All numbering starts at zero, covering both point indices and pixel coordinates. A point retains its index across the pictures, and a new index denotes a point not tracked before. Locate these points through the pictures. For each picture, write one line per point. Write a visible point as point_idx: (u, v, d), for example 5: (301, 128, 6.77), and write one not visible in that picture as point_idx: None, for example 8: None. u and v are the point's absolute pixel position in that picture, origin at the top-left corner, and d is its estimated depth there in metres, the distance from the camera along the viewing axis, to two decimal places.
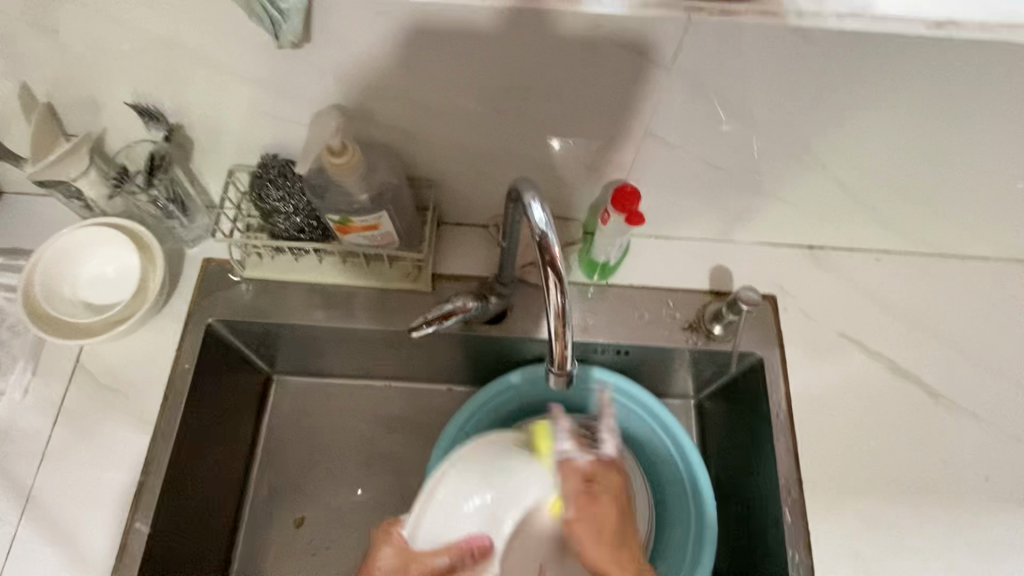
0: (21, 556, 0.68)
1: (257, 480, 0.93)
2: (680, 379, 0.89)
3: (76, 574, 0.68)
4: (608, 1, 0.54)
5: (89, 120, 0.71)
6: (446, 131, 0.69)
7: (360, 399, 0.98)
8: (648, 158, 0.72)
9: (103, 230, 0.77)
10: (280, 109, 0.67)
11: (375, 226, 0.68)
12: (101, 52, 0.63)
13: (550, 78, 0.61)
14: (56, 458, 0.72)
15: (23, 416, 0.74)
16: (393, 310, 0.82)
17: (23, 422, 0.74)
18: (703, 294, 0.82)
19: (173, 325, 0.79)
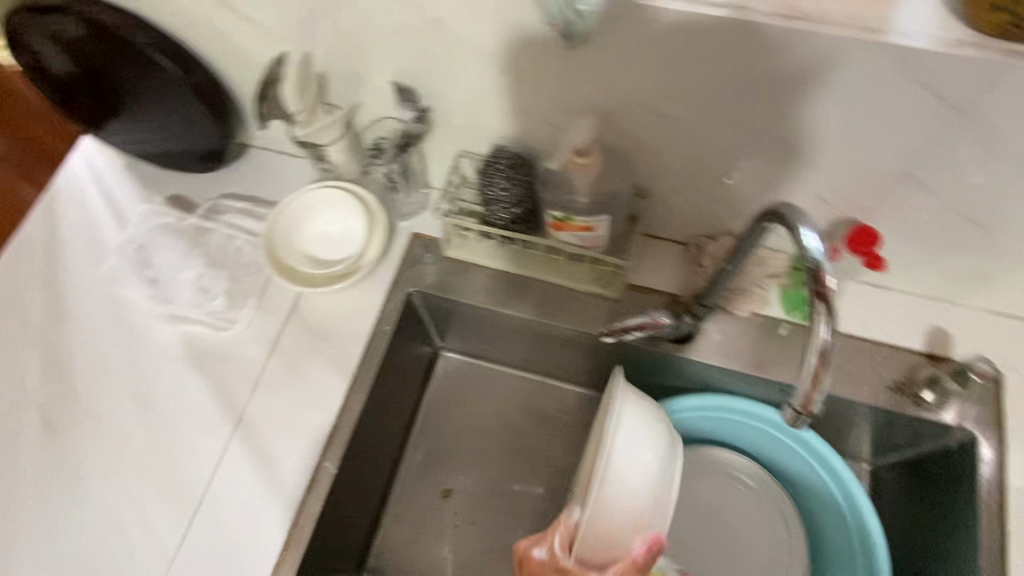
0: (230, 468, 0.77)
1: (413, 446, 0.98)
2: (858, 440, 0.83)
3: (272, 495, 0.75)
4: (915, 36, 0.51)
5: (348, 93, 0.78)
6: (683, 148, 0.68)
7: (517, 389, 1.01)
8: (892, 202, 0.67)
9: (339, 194, 0.85)
10: (526, 105, 0.70)
11: (590, 228, 0.70)
12: (384, 37, 0.68)
13: (816, 107, 0.59)
14: (266, 389, 0.80)
15: (245, 346, 0.83)
16: (580, 312, 0.82)
17: (244, 352, 0.83)
18: (915, 355, 0.75)
19: (378, 289, 0.85)
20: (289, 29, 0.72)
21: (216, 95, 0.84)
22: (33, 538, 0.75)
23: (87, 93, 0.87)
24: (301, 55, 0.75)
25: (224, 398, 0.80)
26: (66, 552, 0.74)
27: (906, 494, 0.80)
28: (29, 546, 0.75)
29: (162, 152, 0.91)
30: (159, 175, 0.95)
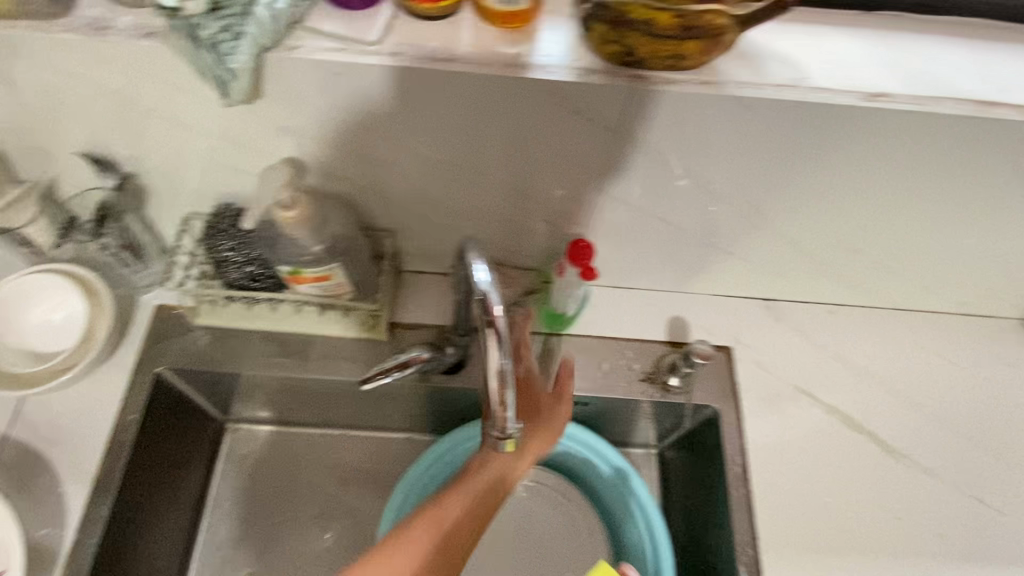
0: None
1: (206, 536, 0.88)
2: (640, 428, 0.89)
3: None
4: (554, 69, 0.56)
5: (41, 169, 0.71)
6: (403, 184, 0.70)
7: (316, 448, 0.95)
8: (603, 212, 0.73)
9: (54, 279, 0.75)
10: (235, 161, 0.68)
11: (326, 277, 0.68)
12: (55, 106, 0.63)
13: (501, 135, 0.62)
14: None
15: None
16: (349, 359, 0.81)
17: None
18: (660, 345, 0.82)
19: (122, 374, 0.77)
20: None
21: None
22: None
23: None
24: None
25: None
26: None
27: (685, 470, 0.87)
28: None
29: None
30: None
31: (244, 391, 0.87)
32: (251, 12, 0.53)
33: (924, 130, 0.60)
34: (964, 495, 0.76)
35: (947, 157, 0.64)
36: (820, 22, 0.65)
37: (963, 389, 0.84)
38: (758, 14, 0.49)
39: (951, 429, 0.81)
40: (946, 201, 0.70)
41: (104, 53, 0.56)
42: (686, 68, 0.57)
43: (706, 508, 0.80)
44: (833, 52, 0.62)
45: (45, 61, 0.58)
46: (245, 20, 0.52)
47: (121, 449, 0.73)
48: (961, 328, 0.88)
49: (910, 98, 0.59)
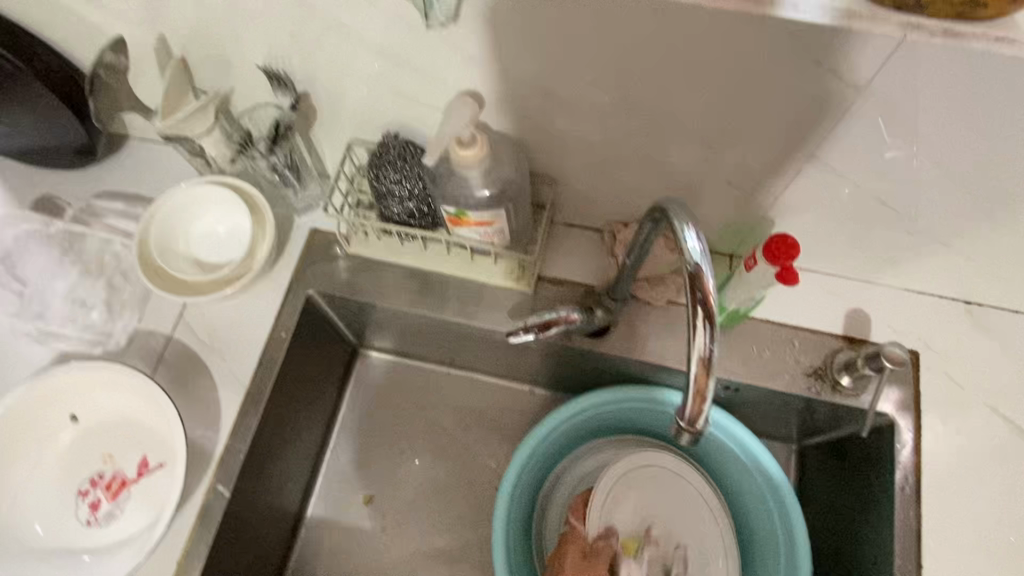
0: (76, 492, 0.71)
1: (333, 452, 0.92)
2: (788, 421, 0.81)
3: (110, 518, 0.70)
4: (808, 6, 0.46)
5: (219, 80, 0.70)
6: (584, 130, 0.63)
7: (440, 385, 0.95)
8: (802, 184, 0.64)
9: (221, 190, 0.77)
10: (407, 88, 0.64)
11: (488, 223, 0.65)
12: (243, 15, 0.60)
13: (714, 83, 0.54)
14: (137, 412, 0.72)
15: (125, 361, 0.75)
16: (492, 308, 0.77)
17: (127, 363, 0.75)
18: (834, 338, 0.73)
19: (274, 293, 0.79)
20: (135, 7, 0.63)
21: (73, 85, 0.75)
22: None
23: None
24: (157, 36, 0.67)
25: (102, 421, 0.73)
26: None
27: (834, 475, 0.78)
28: None
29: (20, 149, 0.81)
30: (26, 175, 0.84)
31: (381, 322, 0.87)
32: None
33: None
34: None
35: None
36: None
37: None
38: None
39: None
40: None
41: None
42: (977, 18, 0.45)
43: (858, 522, 0.72)
44: None
45: None
46: None
47: (270, 366, 0.75)
48: None
49: None
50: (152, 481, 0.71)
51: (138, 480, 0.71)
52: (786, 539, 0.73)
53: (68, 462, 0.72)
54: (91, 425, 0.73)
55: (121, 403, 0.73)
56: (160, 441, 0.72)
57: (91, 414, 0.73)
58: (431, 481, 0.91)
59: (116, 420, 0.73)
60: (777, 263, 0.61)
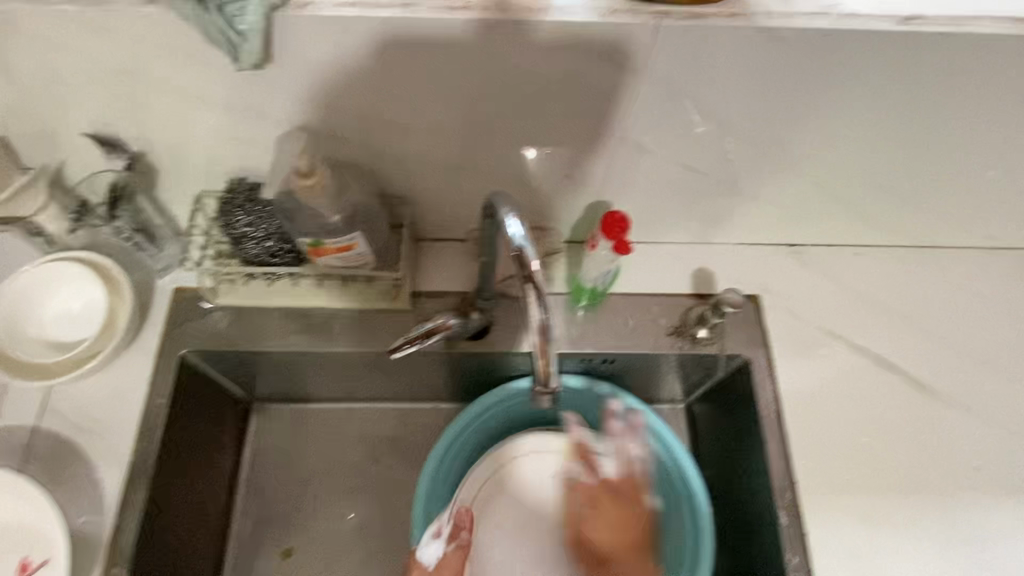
0: None
1: (243, 513, 0.90)
2: (668, 383, 0.88)
3: None
4: (573, 11, 0.54)
5: (46, 153, 0.69)
6: (421, 148, 0.67)
7: (343, 421, 0.95)
8: (624, 165, 0.71)
9: (70, 265, 0.75)
10: (242, 133, 0.66)
11: (349, 247, 0.67)
12: (56, 83, 0.60)
13: (518, 88, 0.60)
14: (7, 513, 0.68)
15: None
16: (373, 331, 0.80)
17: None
18: (686, 298, 0.81)
19: (146, 360, 0.76)
20: None
21: None
22: None
23: None
24: None
25: None
26: None
27: (716, 423, 0.86)
28: None
29: None
30: None
31: (268, 369, 0.86)
32: None
33: (958, 54, 0.58)
34: (998, 428, 0.77)
35: (984, 82, 0.61)
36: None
37: (994, 324, 0.83)
38: None
39: (985, 363, 0.80)
40: (980, 129, 0.68)
41: (99, 24, 0.53)
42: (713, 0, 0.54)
43: (743, 458, 0.79)
44: None
45: (28, 30, 0.54)
46: None
47: (153, 434, 0.73)
48: (987, 263, 0.87)
49: (947, 21, 0.56)
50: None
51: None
52: (688, 500, 0.78)
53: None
54: None
55: None
56: (37, 541, 0.67)
57: None
58: (351, 517, 0.90)
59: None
60: (612, 237, 0.68)
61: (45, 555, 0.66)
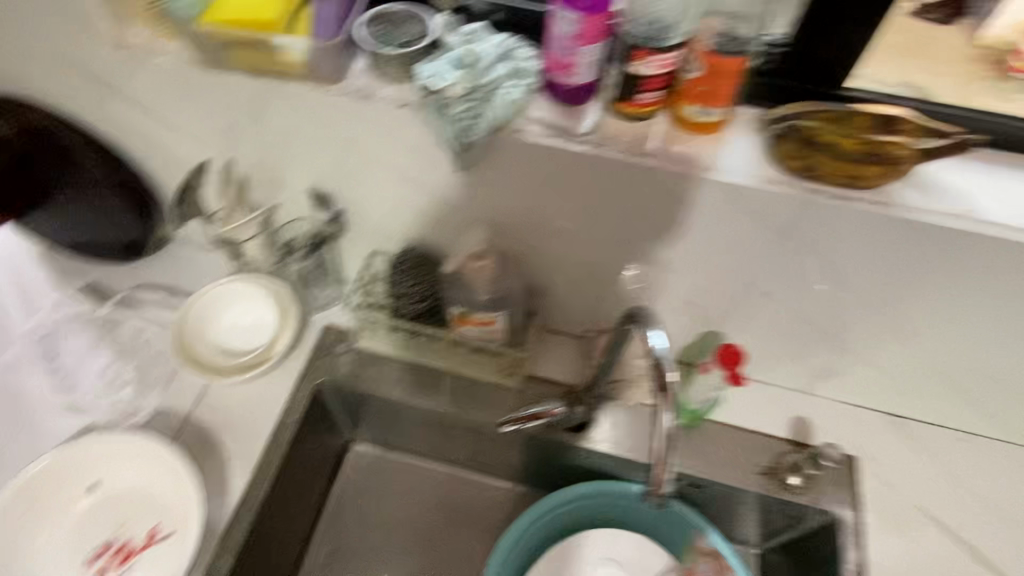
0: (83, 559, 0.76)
1: (321, 538, 0.96)
2: (747, 523, 0.88)
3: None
4: (737, 172, 0.62)
5: (269, 195, 0.84)
6: (567, 254, 0.77)
7: (426, 479, 1.01)
8: (748, 305, 0.77)
9: (256, 286, 0.89)
10: (426, 210, 0.78)
11: (488, 322, 0.77)
12: (301, 146, 0.75)
13: (670, 221, 0.68)
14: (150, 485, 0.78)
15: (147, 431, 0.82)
16: (483, 401, 0.87)
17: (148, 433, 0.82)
18: (781, 442, 0.84)
19: (288, 379, 0.87)
20: (212, 136, 0.78)
21: (140, 192, 0.88)
22: None
23: None
24: (227, 159, 0.81)
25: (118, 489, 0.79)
26: None
27: None
28: None
29: (77, 243, 0.93)
30: (78, 267, 0.96)
31: (379, 413, 0.95)
32: (491, 98, 0.61)
33: None
34: None
35: None
36: (1007, 153, 0.66)
37: None
38: (937, 149, 0.57)
39: None
40: None
41: (353, 113, 0.67)
42: (860, 188, 0.62)
43: None
44: (1010, 187, 0.64)
45: (300, 107, 0.69)
46: (484, 106, 0.61)
47: (278, 446, 0.82)
48: None
49: None
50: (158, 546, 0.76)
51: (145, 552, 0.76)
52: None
53: (83, 530, 0.77)
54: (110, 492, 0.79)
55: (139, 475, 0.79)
56: (165, 515, 0.77)
57: (111, 482, 0.79)
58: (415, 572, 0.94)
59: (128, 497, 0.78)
60: (726, 368, 0.74)
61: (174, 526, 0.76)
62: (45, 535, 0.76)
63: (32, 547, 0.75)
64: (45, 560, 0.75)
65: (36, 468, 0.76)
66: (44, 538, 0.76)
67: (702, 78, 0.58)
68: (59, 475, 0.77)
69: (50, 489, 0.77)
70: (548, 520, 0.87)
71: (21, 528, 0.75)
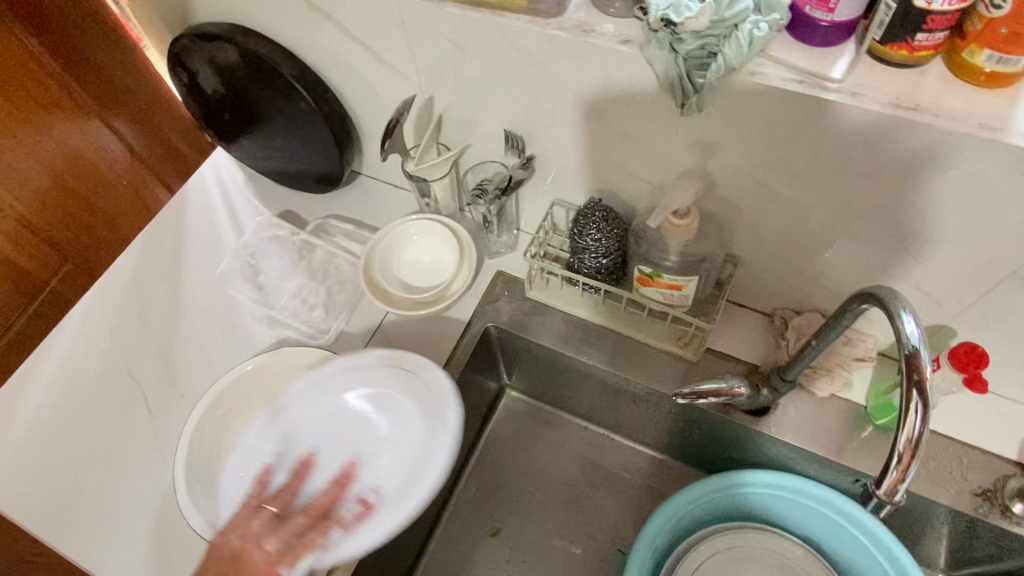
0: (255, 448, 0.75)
1: (469, 479, 0.99)
2: (937, 545, 0.78)
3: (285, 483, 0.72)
4: None
5: (461, 135, 0.84)
6: (777, 221, 0.70)
7: (576, 436, 1.00)
8: (996, 300, 0.65)
9: (438, 227, 0.90)
10: (623, 161, 0.74)
11: (678, 286, 0.72)
12: (503, 85, 0.73)
13: (922, 191, 0.58)
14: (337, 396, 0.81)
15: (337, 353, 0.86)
16: (652, 368, 0.83)
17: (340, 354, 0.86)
18: (1005, 463, 0.72)
19: (460, 320, 0.89)
20: (417, 71, 0.78)
21: (342, 125, 0.91)
22: (103, 517, 0.79)
23: (228, 112, 0.96)
24: (426, 96, 0.81)
25: None
26: (137, 526, 0.78)
27: None
28: (103, 523, 0.78)
29: (282, 170, 1.00)
30: (280, 194, 1.04)
31: (540, 365, 0.94)
32: (732, 35, 0.55)
33: None
34: None
35: None
36: None
37: None
38: None
39: None
40: None
41: (568, 50, 0.63)
42: None
43: None
44: None
45: (512, 42, 0.67)
46: (725, 42, 0.55)
47: (447, 382, 0.84)
48: None
49: None
50: (330, 473, 0.73)
51: (308, 480, 0.72)
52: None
53: None
54: (299, 398, 0.82)
55: None
56: (337, 440, 0.76)
57: None
58: (555, 529, 0.94)
59: (296, 420, 0.76)
60: (965, 369, 0.65)
61: (351, 453, 0.75)
62: (235, 424, 0.80)
63: (222, 433, 0.78)
64: (230, 447, 0.78)
65: (240, 371, 0.82)
66: (233, 425, 0.80)
67: (1012, 17, 0.47)
68: (261, 376, 0.83)
69: (251, 388, 0.82)
70: (707, 500, 0.82)
71: (216, 412, 0.79)
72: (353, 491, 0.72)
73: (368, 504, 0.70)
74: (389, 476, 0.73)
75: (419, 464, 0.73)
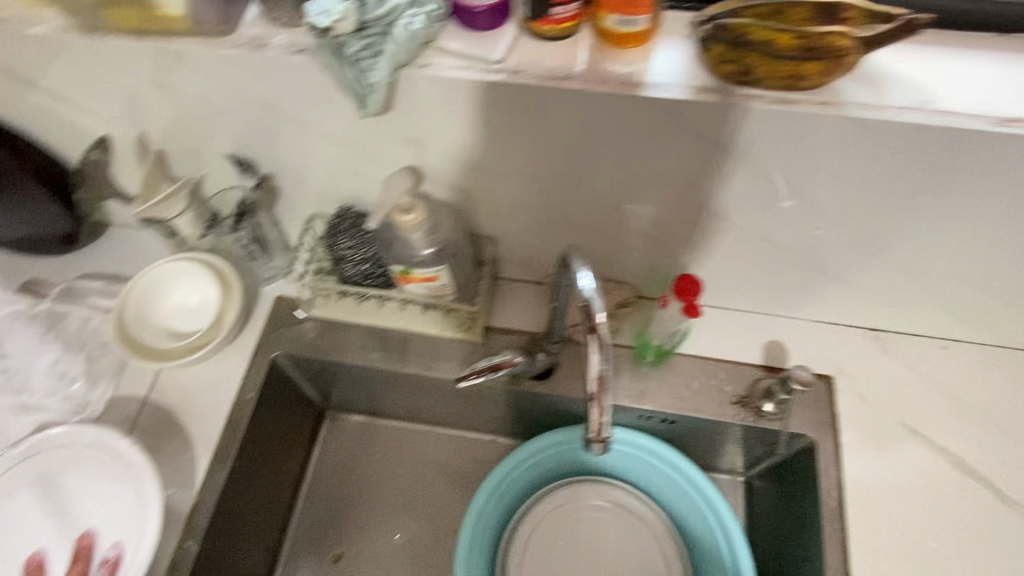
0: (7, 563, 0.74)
1: (302, 514, 0.95)
2: (729, 452, 0.86)
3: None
4: (667, 86, 0.57)
5: (192, 167, 0.79)
6: (509, 196, 0.73)
7: (406, 439, 0.99)
8: (705, 231, 0.73)
9: (193, 265, 0.85)
10: (354, 166, 0.73)
11: (434, 277, 0.73)
12: (210, 110, 0.70)
13: (609, 149, 0.63)
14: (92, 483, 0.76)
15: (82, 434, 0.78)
16: (443, 357, 0.84)
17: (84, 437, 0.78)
18: (755, 369, 0.81)
19: (243, 357, 0.85)
20: (117, 109, 0.73)
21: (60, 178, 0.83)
22: None
23: None
24: (139, 133, 0.76)
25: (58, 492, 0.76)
26: None
27: (776, 500, 0.83)
28: None
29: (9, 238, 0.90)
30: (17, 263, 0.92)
31: (348, 380, 0.91)
32: (390, 32, 0.56)
33: None
34: None
35: None
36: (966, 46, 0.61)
37: None
38: (882, 38, 0.51)
39: None
40: None
41: (251, 66, 0.62)
42: (804, 88, 0.56)
43: (795, 538, 0.77)
44: (970, 72, 0.59)
45: (196, 66, 0.64)
46: (385, 41, 0.56)
47: (238, 424, 0.80)
48: None
49: None
50: (64, 555, 0.74)
51: None
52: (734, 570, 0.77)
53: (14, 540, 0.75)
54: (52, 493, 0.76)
55: (84, 475, 0.77)
56: (53, 524, 0.76)
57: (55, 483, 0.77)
58: (399, 537, 0.93)
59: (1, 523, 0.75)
60: (682, 300, 0.70)
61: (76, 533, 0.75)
62: None
63: None
64: None
65: None
66: None
67: None
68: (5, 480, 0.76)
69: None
70: (527, 468, 0.86)
71: None
72: (94, 559, 0.73)
73: (112, 562, 0.72)
74: (116, 529, 0.74)
75: (135, 551, 0.71)
